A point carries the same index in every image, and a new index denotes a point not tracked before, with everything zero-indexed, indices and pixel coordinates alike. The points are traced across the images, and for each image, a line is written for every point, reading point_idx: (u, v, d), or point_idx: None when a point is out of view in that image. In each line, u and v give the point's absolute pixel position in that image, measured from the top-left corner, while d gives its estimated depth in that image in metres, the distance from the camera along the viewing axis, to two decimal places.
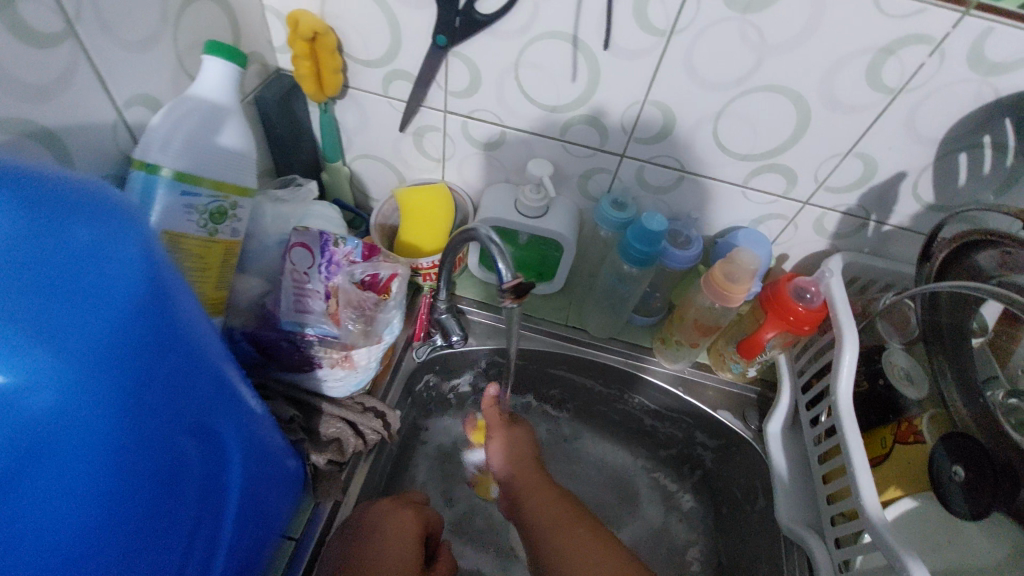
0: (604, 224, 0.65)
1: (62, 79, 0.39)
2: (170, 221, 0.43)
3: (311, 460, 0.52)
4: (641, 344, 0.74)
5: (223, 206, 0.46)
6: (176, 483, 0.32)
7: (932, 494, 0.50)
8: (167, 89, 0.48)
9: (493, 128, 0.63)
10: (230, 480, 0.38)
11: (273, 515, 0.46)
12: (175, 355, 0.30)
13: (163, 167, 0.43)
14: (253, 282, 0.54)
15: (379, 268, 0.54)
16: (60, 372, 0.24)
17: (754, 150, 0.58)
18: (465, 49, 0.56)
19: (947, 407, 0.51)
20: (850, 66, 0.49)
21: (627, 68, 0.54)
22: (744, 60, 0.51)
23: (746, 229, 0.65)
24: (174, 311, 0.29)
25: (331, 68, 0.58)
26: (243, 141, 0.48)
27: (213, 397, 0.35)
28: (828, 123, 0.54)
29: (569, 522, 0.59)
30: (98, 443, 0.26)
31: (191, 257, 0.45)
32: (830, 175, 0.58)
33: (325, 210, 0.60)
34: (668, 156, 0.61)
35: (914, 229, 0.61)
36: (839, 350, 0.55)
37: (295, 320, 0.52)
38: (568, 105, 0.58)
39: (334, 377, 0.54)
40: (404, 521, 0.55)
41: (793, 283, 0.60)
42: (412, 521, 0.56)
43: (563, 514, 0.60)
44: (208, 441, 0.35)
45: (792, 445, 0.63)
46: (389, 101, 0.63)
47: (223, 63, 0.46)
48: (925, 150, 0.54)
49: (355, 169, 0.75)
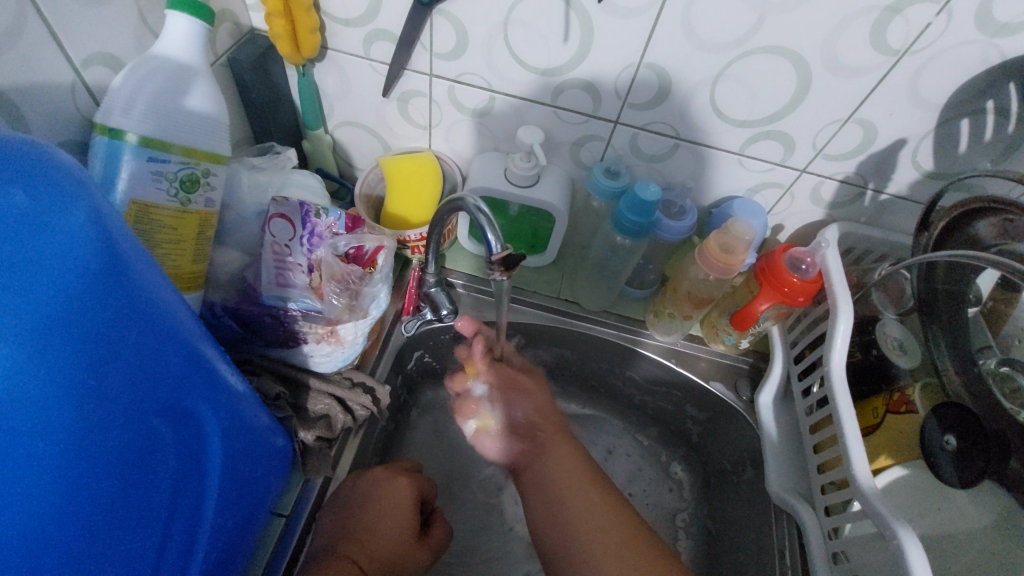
0: (596, 193, 0.63)
1: (9, 35, 0.35)
2: (138, 190, 0.41)
3: (299, 437, 0.51)
4: (634, 317, 0.73)
5: (194, 173, 0.44)
6: (149, 467, 0.30)
7: (922, 461, 0.50)
8: (131, 48, 0.45)
9: (481, 93, 0.61)
10: (210, 459, 0.37)
11: (260, 493, 0.45)
12: (137, 332, 0.28)
13: (127, 131, 0.40)
14: (232, 254, 0.51)
15: (363, 240, 0.52)
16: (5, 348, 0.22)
17: (753, 116, 0.56)
18: (451, 7, 0.53)
19: (939, 375, 0.51)
20: (854, 26, 0.47)
21: (622, 28, 0.51)
22: (744, 20, 0.48)
23: (742, 199, 0.64)
24: (134, 284, 0.27)
25: (308, 27, 0.55)
26: (215, 104, 0.45)
27: (187, 374, 0.33)
28: (830, 88, 0.52)
29: (588, 500, 0.56)
30: (53, 428, 0.24)
31: (164, 228, 0.43)
32: (829, 142, 0.56)
33: (306, 179, 0.57)
34: (663, 123, 0.59)
35: (910, 198, 0.60)
36: (833, 320, 0.55)
37: (278, 295, 0.49)
38: (560, 68, 0.56)
39: (320, 352, 0.52)
40: (398, 489, 0.55)
41: (789, 254, 0.59)
42: (406, 489, 0.55)
43: (585, 485, 0.58)
44: (182, 421, 0.33)
45: (783, 415, 0.63)
46: (372, 63, 0.60)
47: (189, 18, 0.42)
48: (927, 115, 0.52)
49: (337, 137, 0.71)
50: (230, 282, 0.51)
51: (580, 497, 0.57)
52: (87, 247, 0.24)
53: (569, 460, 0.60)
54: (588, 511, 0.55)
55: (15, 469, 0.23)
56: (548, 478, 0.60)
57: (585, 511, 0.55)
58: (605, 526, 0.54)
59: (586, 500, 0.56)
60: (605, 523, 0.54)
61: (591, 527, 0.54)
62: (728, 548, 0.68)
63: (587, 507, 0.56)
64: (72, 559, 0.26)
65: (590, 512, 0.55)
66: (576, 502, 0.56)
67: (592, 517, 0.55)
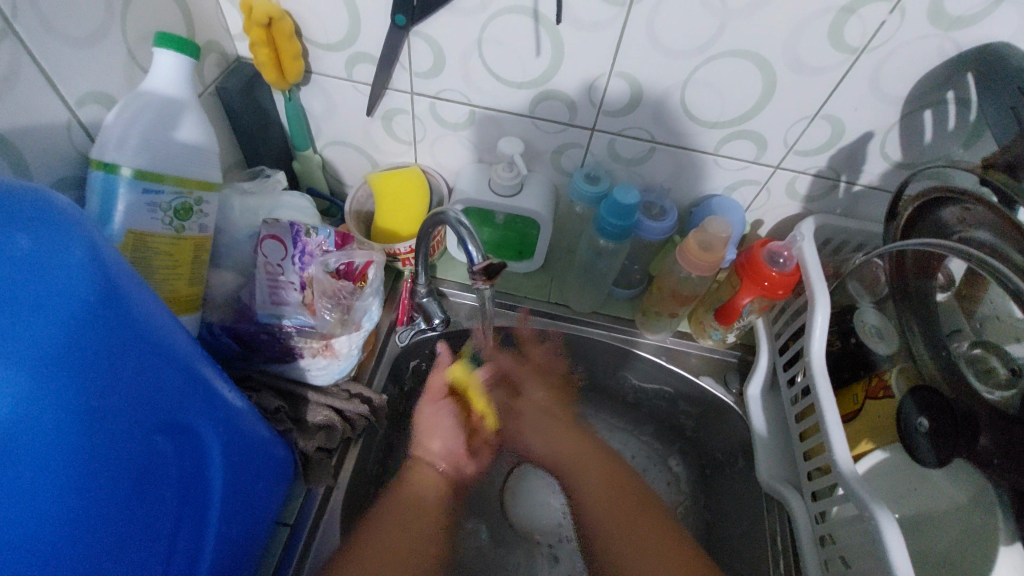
0: (578, 199, 0.65)
1: (6, 81, 0.38)
2: (135, 221, 0.43)
3: (301, 448, 0.53)
4: (622, 317, 0.75)
5: (187, 202, 0.46)
6: (153, 481, 0.32)
7: (900, 444, 0.52)
8: (122, 85, 0.47)
9: (462, 107, 0.63)
10: (212, 473, 0.38)
11: (263, 504, 0.47)
12: (136, 355, 0.30)
13: (122, 166, 0.42)
14: (227, 275, 0.53)
15: (353, 256, 0.54)
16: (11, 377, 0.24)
17: (724, 117, 0.58)
18: (426, 28, 0.55)
19: (915, 360, 0.52)
20: (813, 27, 0.49)
21: (591, 40, 0.53)
22: (707, 27, 0.50)
23: (720, 197, 0.66)
24: (131, 311, 0.29)
25: (291, 54, 0.57)
26: (204, 133, 0.47)
27: (186, 393, 0.35)
28: (796, 87, 0.54)
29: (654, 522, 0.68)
30: (56, 449, 0.26)
31: (160, 255, 0.45)
32: (800, 139, 0.58)
33: (297, 200, 0.58)
34: (638, 128, 0.61)
35: (883, 188, 0.62)
36: (811, 311, 0.57)
37: (272, 312, 0.52)
38: (535, 81, 0.58)
39: (317, 366, 0.54)
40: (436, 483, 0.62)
41: (767, 249, 0.61)
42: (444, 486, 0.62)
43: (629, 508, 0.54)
44: (183, 439, 0.35)
45: (771, 405, 0.65)
46: (355, 84, 0.62)
47: (176, 55, 0.45)
48: (891, 108, 0.54)
49: (326, 156, 0.73)
50: (226, 303, 0.53)
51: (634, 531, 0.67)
52: (87, 280, 0.27)
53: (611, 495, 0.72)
54: (644, 541, 0.66)
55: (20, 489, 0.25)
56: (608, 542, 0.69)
57: (637, 551, 0.66)
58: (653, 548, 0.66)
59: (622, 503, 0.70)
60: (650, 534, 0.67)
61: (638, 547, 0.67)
62: (725, 537, 0.69)
63: (639, 551, 0.66)
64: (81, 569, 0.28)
65: (645, 534, 0.67)
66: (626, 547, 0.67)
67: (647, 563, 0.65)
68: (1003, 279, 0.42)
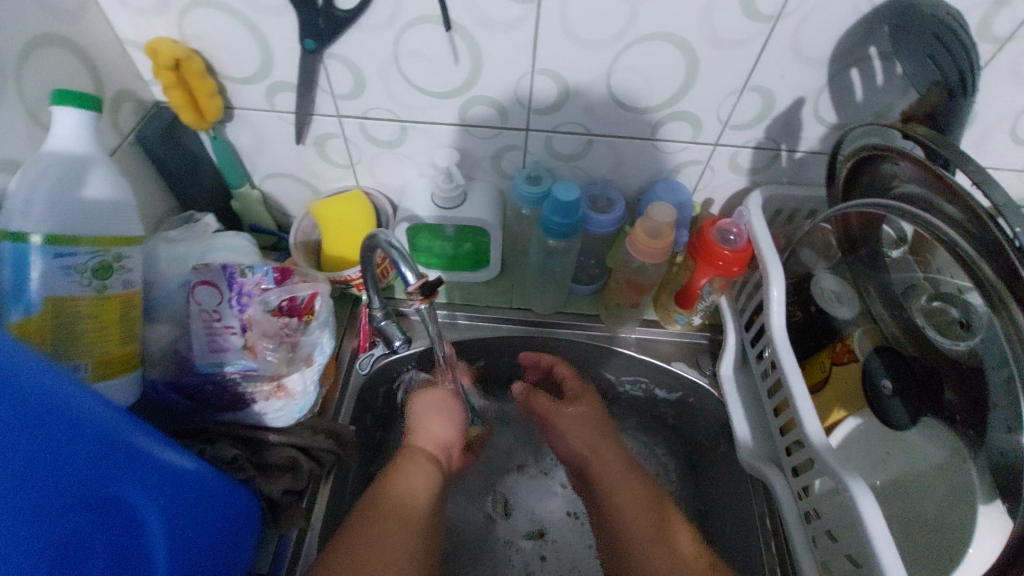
0: (523, 202, 0.64)
1: None
2: (51, 287, 0.41)
3: (266, 494, 0.52)
4: (588, 314, 0.74)
5: (106, 260, 0.44)
6: (69, 556, 0.31)
7: (870, 409, 0.51)
8: (23, 147, 0.46)
9: (391, 124, 0.61)
10: (154, 538, 0.37)
11: (231, 558, 0.46)
12: (24, 432, 0.29)
13: (30, 234, 0.41)
14: (163, 327, 0.51)
15: (295, 290, 0.52)
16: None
17: (653, 102, 0.57)
18: (340, 49, 0.54)
19: (876, 321, 0.52)
20: (724, 1, 0.48)
21: (507, 41, 0.52)
22: (619, 14, 0.49)
23: (664, 181, 0.65)
24: (12, 389, 0.29)
25: (206, 93, 0.56)
26: (116, 189, 0.46)
27: (102, 462, 0.34)
28: (719, 62, 0.53)
29: (646, 489, 0.68)
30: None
31: (86, 319, 0.43)
32: (733, 113, 0.58)
33: (231, 240, 0.57)
34: (571, 123, 0.60)
35: (824, 151, 0.61)
36: (766, 284, 0.56)
37: (213, 361, 0.50)
38: (459, 89, 0.57)
39: (273, 408, 0.52)
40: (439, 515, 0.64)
41: (716, 227, 0.60)
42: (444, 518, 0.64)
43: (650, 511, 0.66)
44: (110, 509, 0.34)
45: (744, 383, 0.64)
46: (279, 115, 0.61)
47: (74, 111, 0.43)
48: (817, 71, 0.53)
49: (266, 190, 0.72)
50: (167, 356, 0.51)
51: (620, 485, 0.68)
52: None
53: (618, 465, 0.70)
54: (631, 492, 0.67)
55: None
56: (613, 493, 0.68)
57: (631, 498, 0.67)
58: (652, 524, 0.64)
59: (639, 502, 0.66)
60: (637, 493, 0.67)
61: (644, 524, 0.64)
62: (717, 522, 0.68)
63: (638, 506, 0.66)
64: None
65: (635, 496, 0.67)
66: (623, 500, 0.67)
67: (647, 520, 0.64)
68: (939, 235, 0.42)
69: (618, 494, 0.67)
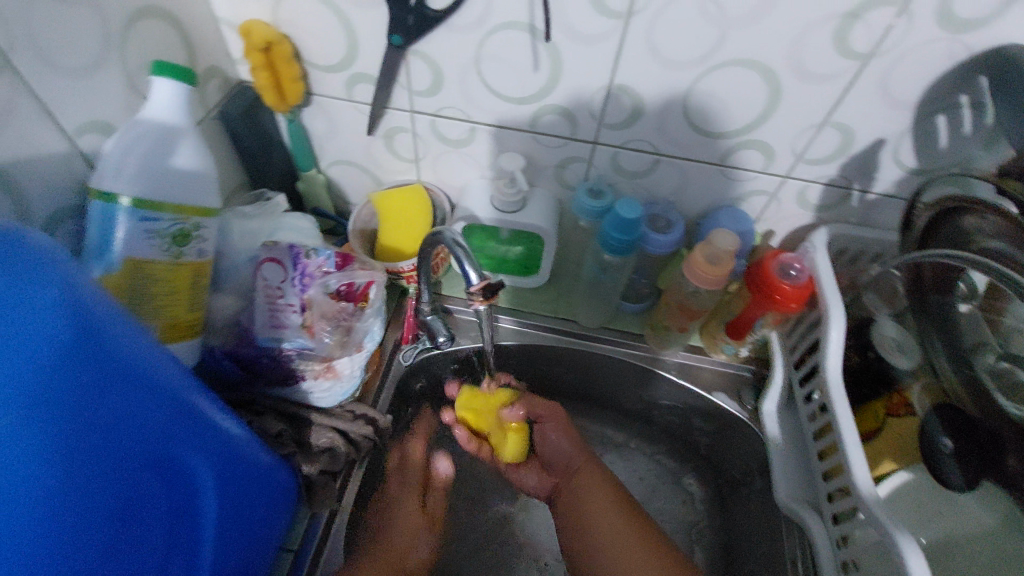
0: (581, 214, 0.64)
1: (5, 113, 0.38)
2: (133, 248, 0.43)
3: (304, 473, 0.52)
4: (631, 332, 0.73)
5: (185, 228, 0.46)
6: (136, 518, 0.31)
7: (924, 466, 0.49)
8: (122, 113, 0.48)
9: (462, 124, 0.62)
10: (205, 512, 0.37)
11: (266, 533, 0.46)
12: (115, 389, 0.30)
13: (121, 195, 0.43)
14: (228, 298, 0.53)
15: (354, 276, 0.53)
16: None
17: (729, 127, 0.56)
18: (424, 47, 0.55)
19: (938, 376, 0.50)
20: (816, 34, 0.47)
21: (589, 54, 0.52)
22: (707, 37, 0.49)
23: (727, 207, 0.64)
24: (110, 343, 0.30)
25: (291, 77, 0.58)
26: (201, 160, 0.47)
27: (173, 427, 0.34)
28: (801, 95, 0.52)
29: (607, 488, 0.68)
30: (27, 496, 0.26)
31: (158, 282, 0.45)
32: (808, 147, 0.57)
33: (297, 220, 0.58)
34: (640, 140, 0.60)
35: (898, 195, 0.59)
36: (827, 323, 0.54)
37: (271, 336, 0.52)
38: (534, 96, 0.57)
39: (320, 388, 0.53)
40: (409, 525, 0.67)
41: (778, 260, 0.59)
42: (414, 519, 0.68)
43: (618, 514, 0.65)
44: (174, 474, 0.34)
45: (788, 422, 0.63)
46: (355, 105, 0.62)
47: (173, 83, 0.45)
48: (903, 114, 0.52)
49: (330, 176, 0.74)
50: (229, 326, 0.52)
51: (584, 485, 0.68)
52: (57, 319, 0.27)
53: (588, 470, 0.69)
54: (594, 486, 0.68)
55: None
56: (576, 496, 0.68)
57: (595, 499, 0.67)
58: (611, 513, 0.65)
59: (606, 513, 0.65)
60: (603, 491, 0.67)
61: (603, 512, 0.65)
62: (745, 561, 0.66)
63: (600, 501, 0.66)
64: None
65: (596, 493, 0.67)
66: (585, 496, 0.67)
67: (607, 510, 0.65)
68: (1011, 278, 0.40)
69: (578, 492, 0.68)
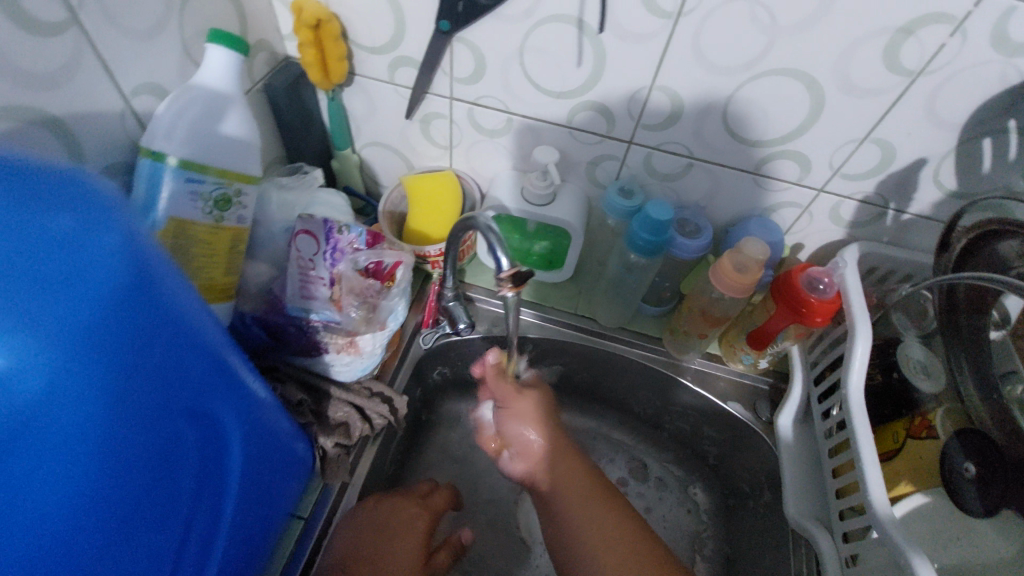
0: (611, 213, 0.64)
1: (69, 67, 0.39)
2: (176, 208, 0.44)
3: (320, 443, 0.54)
4: (649, 334, 0.73)
5: (227, 193, 0.47)
6: (173, 467, 0.31)
7: (942, 490, 0.49)
8: (175, 77, 0.49)
9: (499, 114, 0.63)
10: (229, 460, 0.38)
11: (282, 486, 0.48)
12: (166, 342, 0.29)
13: (168, 155, 0.44)
14: (261, 267, 0.54)
15: (382, 256, 0.54)
16: (34, 370, 0.22)
17: (768, 135, 0.56)
18: (470, 35, 0.55)
19: (963, 401, 0.50)
20: (866, 47, 0.47)
21: (633, 53, 0.52)
22: (755, 42, 0.49)
23: (758, 217, 0.64)
24: (164, 297, 0.28)
25: (336, 55, 0.59)
26: (247, 128, 0.48)
27: (211, 380, 0.34)
28: (845, 108, 0.52)
29: (587, 475, 0.62)
30: (78, 446, 0.25)
31: (199, 243, 0.46)
32: (847, 161, 0.56)
33: (331, 197, 0.59)
34: (676, 143, 0.60)
35: (934, 217, 0.59)
36: (851, 340, 0.54)
37: (300, 306, 0.52)
38: (574, 91, 0.58)
39: (340, 362, 0.55)
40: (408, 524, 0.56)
41: (806, 273, 0.59)
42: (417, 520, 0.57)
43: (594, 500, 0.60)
44: (205, 426, 0.34)
45: (803, 437, 0.62)
46: (396, 88, 0.63)
47: (225, 50, 0.46)
48: (947, 134, 0.51)
49: (364, 157, 0.75)
50: (260, 293, 0.54)
51: (562, 470, 0.62)
52: (121, 270, 0.25)
53: (568, 456, 0.63)
54: (571, 471, 0.62)
55: (34, 483, 0.24)
56: (554, 485, 0.61)
57: (574, 486, 0.60)
58: (592, 503, 0.59)
59: (580, 503, 0.59)
60: (583, 479, 0.61)
61: (581, 501, 0.59)
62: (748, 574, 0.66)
63: (576, 488, 0.60)
64: (82, 558, 0.28)
65: (574, 478, 0.61)
66: (562, 484, 0.61)
67: (586, 499, 0.59)
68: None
69: (557, 479, 0.61)
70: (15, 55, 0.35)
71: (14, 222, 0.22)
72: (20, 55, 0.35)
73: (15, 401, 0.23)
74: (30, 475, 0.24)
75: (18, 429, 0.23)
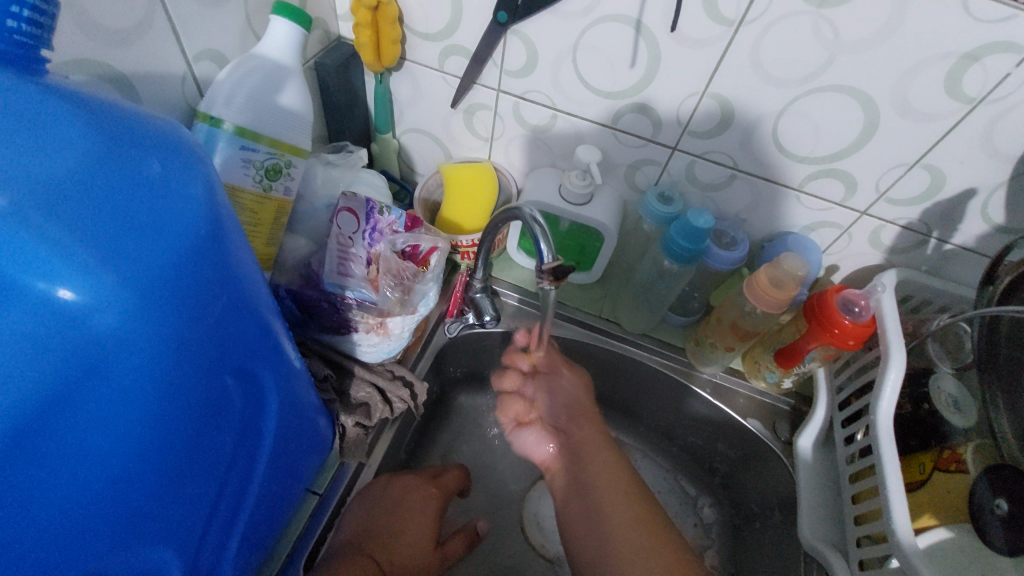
0: (648, 216, 0.64)
1: (141, 27, 0.40)
2: (228, 173, 0.45)
3: (340, 421, 0.54)
4: (673, 344, 0.73)
5: (278, 163, 0.47)
6: (216, 420, 0.32)
7: (968, 526, 0.47)
8: (236, 47, 0.50)
9: (545, 110, 0.63)
10: (265, 425, 0.39)
11: (307, 459, 0.48)
12: (226, 297, 0.30)
13: (225, 121, 0.44)
14: (301, 241, 0.54)
15: (420, 240, 0.55)
16: (114, 308, 0.23)
17: (816, 151, 0.55)
18: (525, 29, 0.56)
19: (995, 437, 0.49)
20: (928, 71, 0.46)
21: (689, 57, 0.52)
22: (815, 57, 0.49)
23: (797, 235, 0.64)
24: (228, 252, 0.29)
25: (391, 39, 0.59)
26: (302, 102, 0.49)
27: (260, 342, 0.35)
28: (898, 131, 0.51)
29: (620, 473, 0.60)
30: (139, 387, 0.26)
31: (245, 211, 0.46)
32: (893, 186, 0.56)
33: (373, 178, 0.61)
34: (720, 152, 0.59)
35: (977, 250, 0.58)
36: (884, 366, 0.52)
37: (336, 282, 0.52)
38: (624, 92, 0.58)
39: (368, 342, 0.55)
40: (422, 503, 0.58)
41: (842, 295, 0.58)
42: (431, 503, 0.58)
43: (623, 496, 0.57)
44: (248, 386, 0.35)
45: (824, 462, 0.61)
46: (444, 76, 0.64)
47: (288, 23, 0.47)
48: (1001, 166, 0.51)
49: (403, 143, 0.75)
50: (296, 267, 0.54)
51: (594, 468, 0.60)
52: (197, 221, 0.26)
53: (597, 451, 0.62)
54: (602, 468, 0.60)
55: (91, 413, 0.25)
56: (587, 480, 0.60)
57: (608, 484, 0.59)
58: (626, 502, 0.57)
59: (616, 495, 0.57)
60: (616, 477, 0.59)
61: (614, 495, 0.57)
62: None
63: (611, 484, 0.58)
64: (124, 495, 0.29)
65: (608, 475, 0.60)
66: (597, 480, 0.59)
67: (622, 496, 0.57)
68: None
69: (590, 469, 0.60)
70: (93, 10, 0.36)
71: (111, 163, 0.23)
72: (97, 10, 0.36)
73: (93, 336, 0.24)
74: (93, 408, 0.25)
75: (92, 357, 0.24)
